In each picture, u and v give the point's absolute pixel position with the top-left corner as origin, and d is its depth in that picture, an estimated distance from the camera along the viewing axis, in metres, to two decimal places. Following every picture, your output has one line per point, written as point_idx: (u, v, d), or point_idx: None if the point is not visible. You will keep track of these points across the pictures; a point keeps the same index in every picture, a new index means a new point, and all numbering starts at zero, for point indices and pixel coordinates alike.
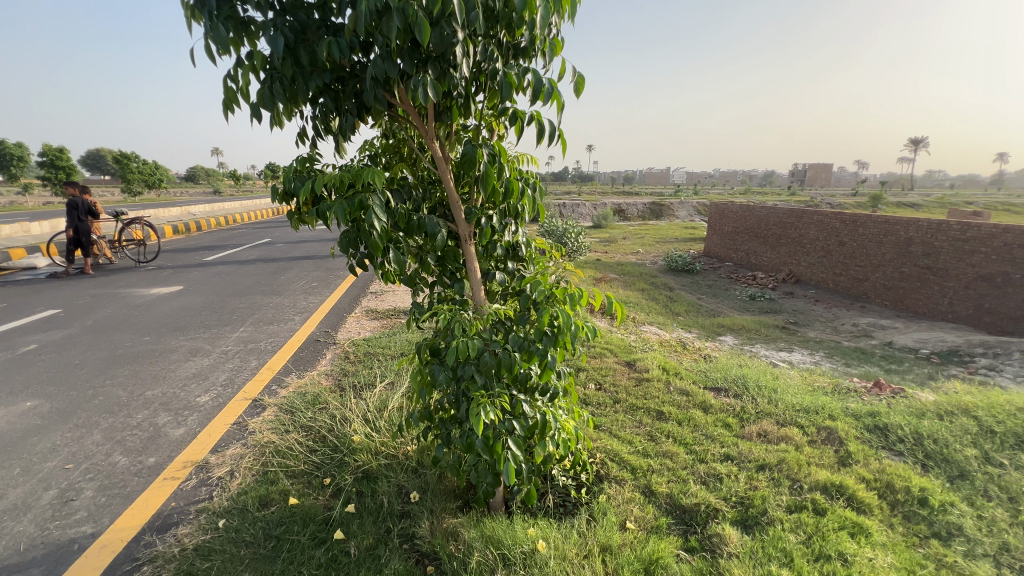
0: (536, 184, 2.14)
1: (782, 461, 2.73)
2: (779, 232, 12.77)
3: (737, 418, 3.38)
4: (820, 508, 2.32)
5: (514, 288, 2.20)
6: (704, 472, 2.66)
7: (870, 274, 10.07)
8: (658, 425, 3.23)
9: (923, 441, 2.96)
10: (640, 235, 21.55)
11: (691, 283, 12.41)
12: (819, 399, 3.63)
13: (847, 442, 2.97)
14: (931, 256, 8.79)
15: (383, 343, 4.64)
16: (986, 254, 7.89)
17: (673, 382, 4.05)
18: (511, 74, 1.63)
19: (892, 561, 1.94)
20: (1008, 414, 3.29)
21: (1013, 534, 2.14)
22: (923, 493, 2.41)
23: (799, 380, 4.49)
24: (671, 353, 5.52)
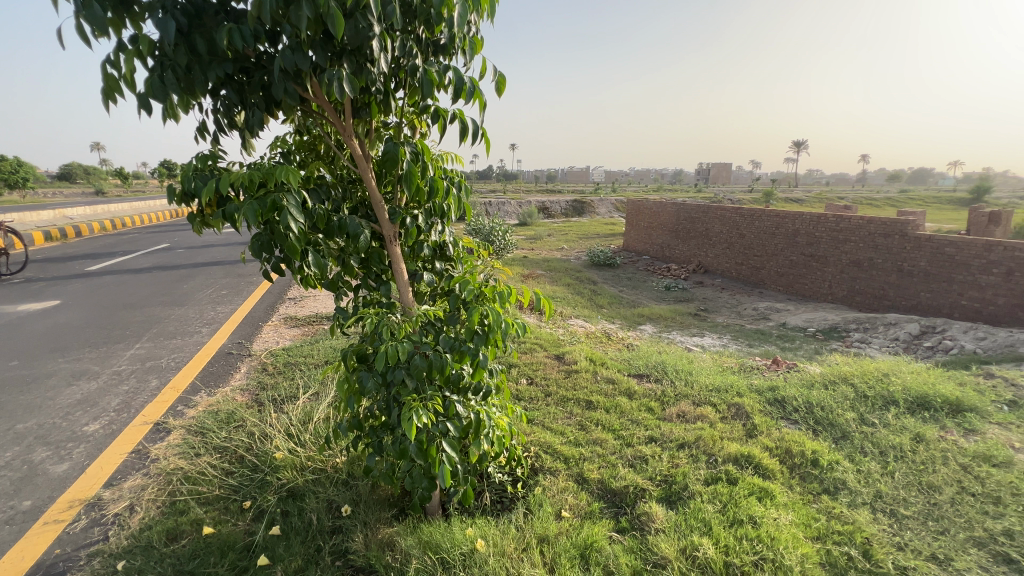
0: (461, 183, 2.13)
1: (699, 438, 2.96)
2: (689, 227, 13.79)
3: (658, 401, 3.61)
4: (733, 478, 2.54)
5: (442, 288, 2.17)
6: (631, 455, 2.81)
7: (765, 263, 11.20)
8: (587, 414, 3.36)
9: (812, 410, 3.36)
10: (564, 231, 22.25)
11: (613, 277, 13.03)
12: (728, 379, 3.98)
13: (753, 415, 3.29)
14: (814, 246, 9.95)
15: (304, 351, 4.37)
16: (856, 242, 9.09)
17: (600, 372, 4.25)
18: (431, 71, 1.60)
19: (792, 518, 2.18)
20: (877, 379, 3.82)
21: (884, 481, 2.49)
22: (815, 455, 2.73)
23: (711, 362, 4.89)
24: (597, 344, 5.77)
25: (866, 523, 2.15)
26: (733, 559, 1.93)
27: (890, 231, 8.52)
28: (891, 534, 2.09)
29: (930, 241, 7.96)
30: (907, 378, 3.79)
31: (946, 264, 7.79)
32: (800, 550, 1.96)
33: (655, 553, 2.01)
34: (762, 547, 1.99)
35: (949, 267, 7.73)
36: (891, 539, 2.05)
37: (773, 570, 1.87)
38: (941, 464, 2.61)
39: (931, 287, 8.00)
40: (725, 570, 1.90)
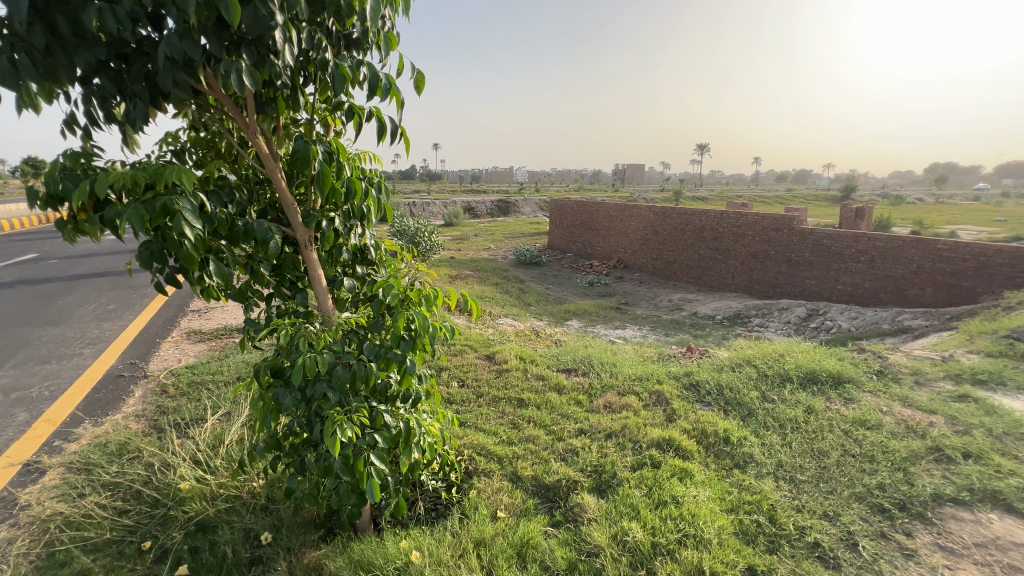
0: (380, 184, 2.05)
1: (625, 427, 3.11)
2: (608, 225, 14.45)
3: (586, 394, 3.74)
4: (656, 462, 2.69)
5: (365, 293, 2.07)
6: (563, 449, 2.88)
7: (677, 257, 12.03)
8: (519, 412, 3.40)
9: (723, 391, 3.65)
10: (490, 231, 22.35)
11: (539, 275, 13.31)
12: (649, 368, 4.22)
13: (672, 401, 3.52)
14: (719, 240, 10.86)
15: (212, 368, 3.99)
16: (753, 236, 10.06)
17: (530, 369, 4.31)
18: (342, 66, 1.52)
19: (709, 494, 2.35)
20: (774, 359, 4.25)
21: (783, 451, 2.77)
22: (727, 433, 2.98)
23: (633, 353, 5.15)
24: (527, 342, 5.86)
25: (771, 491, 2.37)
26: (660, 539, 2.04)
27: (780, 225, 9.52)
28: (791, 498, 2.33)
29: (812, 234, 9.01)
30: (798, 356, 4.26)
31: (825, 254, 8.85)
32: (718, 523, 2.11)
33: (589, 543, 2.07)
34: (684, 524, 2.12)
35: (827, 256, 8.80)
36: (791, 503, 2.29)
37: (696, 544, 2.00)
38: (828, 431, 2.95)
39: (814, 274, 9.06)
40: (653, 551, 1.99)
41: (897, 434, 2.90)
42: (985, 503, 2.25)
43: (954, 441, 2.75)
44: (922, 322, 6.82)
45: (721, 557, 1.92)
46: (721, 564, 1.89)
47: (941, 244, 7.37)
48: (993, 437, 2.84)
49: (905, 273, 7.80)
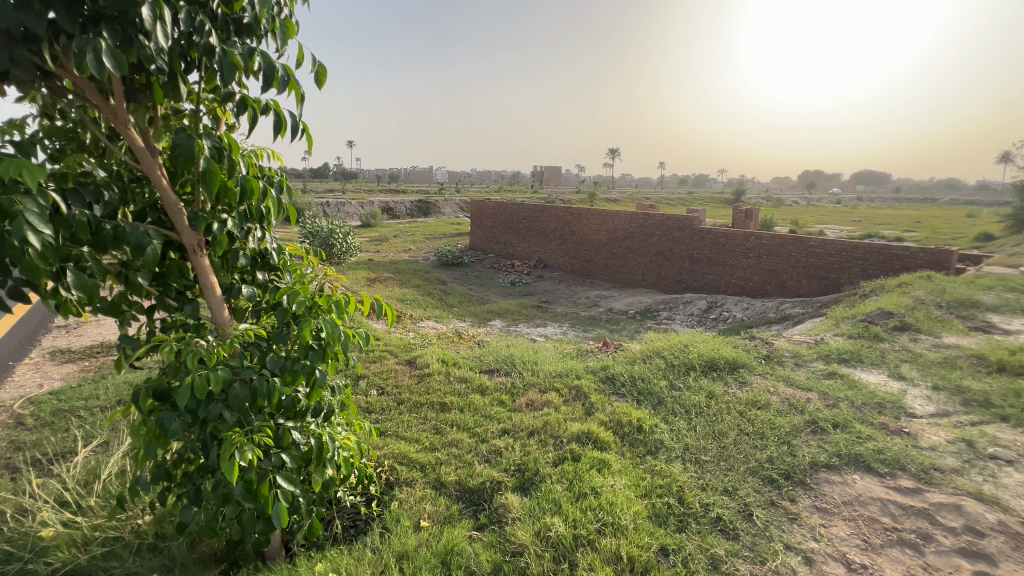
0: (281, 183, 1.89)
1: (546, 423, 3.17)
2: (527, 225, 14.74)
3: (509, 393, 3.78)
4: (576, 455, 2.78)
5: (267, 302, 1.90)
6: (486, 450, 2.88)
7: (593, 256, 12.59)
8: (442, 417, 3.34)
9: (636, 382, 3.87)
10: (410, 232, 21.81)
11: (461, 275, 13.23)
12: (568, 364, 4.36)
13: (589, 395, 3.66)
14: (630, 240, 11.54)
15: (82, 393, 3.46)
16: (660, 235, 10.82)
17: (452, 372, 4.25)
18: (231, 53, 1.37)
19: (625, 482, 2.47)
20: (680, 349, 4.59)
21: (689, 435, 2.99)
22: (640, 422, 3.16)
23: (553, 351, 5.29)
24: (450, 344, 5.79)
25: (679, 474, 2.55)
26: (581, 530, 2.10)
27: (683, 226, 10.33)
28: (696, 478, 2.52)
29: (710, 233, 9.89)
30: (700, 346, 4.64)
31: (721, 251, 9.75)
32: (633, 509, 2.23)
33: (513, 542, 2.08)
34: (602, 513, 2.21)
35: (723, 253, 9.70)
36: (697, 482, 2.48)
37: (614, 532, 2.09)
38: (726, 413, 3.24)
39: (713, 270, 9.93)
40: (575, 543, 2.05)
41: (782, 411, 3.26)
42: (850, 466, 2.60)
43: (825, 414, 3.15)
44: (800, 310, 7.77)
45: (637, 541, 2.02)
46: (637, 548, 1.99)
47: (813, 242, 8.43)
48: (855, 408, 3.29)
49: (785, 268, 8.82)
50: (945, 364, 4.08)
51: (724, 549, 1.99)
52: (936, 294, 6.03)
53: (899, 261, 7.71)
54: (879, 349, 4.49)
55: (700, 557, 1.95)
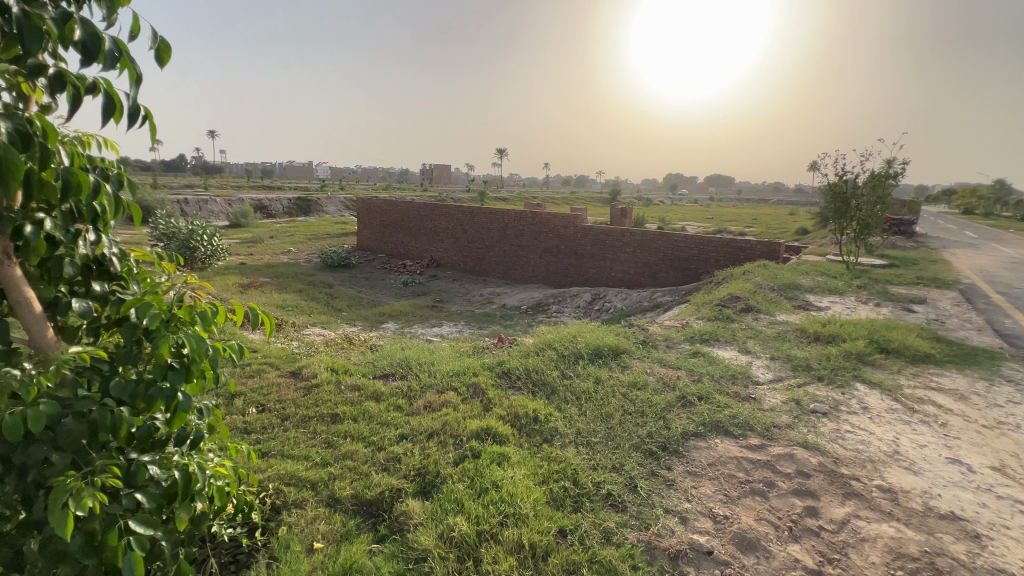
0: (120, 177, 1.61)
1: (445, 424, 3.15)
2: (418, 224, 14.42)
3: (406, 397, 3.67)
4: (476, 452, 2.81)
5: (108, 318, 1.60)
6: (384, 458, 2.77)
7: (485, 254, 12.75)
8: (333, 429, 3.13)
9: (531, 375, 4.02)
10: (289, 233, 20.05)
11: (349, 278, 12.52)
12: (465, 362, 4.38)
13: (487, 391, 3.71)
14: (520, 237, 11.92)
15: None
16: (548, 233, 11.36)
17: (343, 381, 4.01)
18: (37, 17, 1.12)
19: (524, 473, 2.55)
20: (570, 340, 4.87)
21: (580, 420, 3.19)
22: (535, 412, 3.29)
23: (450, 350, 5.26)
24: (339, 351, 5.45)
25: (572, 457, 2.71)
26: (484, 526, 2.12)
27: (567, 224, 10.96)
28: (588, 459, 2.70)
29: (591, 230, 10.64)
30: (587, 336, 4.96)
31: (602, 247, 10.54)
32: (533, 498, 2.31)
33: (416, 549, 2.04)
34: (504, 505, 2.26)
35: (604, 249, 10.51)
36: (588, 463, 2.65)
37: (515, 522, 2.15)
38: (612, 396, 3.52)
39: (595, 265, 10.70)
40: (478, 539, 2.07)
41: (658, 389, 3.63)
42: (712, 432, 2.99)
43: (692, 388, 3.58)
44: (669, 298, 8.72)
45: (538, 528, 2.10)
46: (538, 534, 2.07)
47: (677, 237, 9.52)
48: (714, 381, 3.79)
49: (656, 260, 9.82)
50: (778, 338, 4.89)
51: (614, 521, 2.16)
52: (770, 280, 7.18)
53: (743, 252, 9.01)
54: (731, 329, 5.23)
55: (595, 532, 2.10)
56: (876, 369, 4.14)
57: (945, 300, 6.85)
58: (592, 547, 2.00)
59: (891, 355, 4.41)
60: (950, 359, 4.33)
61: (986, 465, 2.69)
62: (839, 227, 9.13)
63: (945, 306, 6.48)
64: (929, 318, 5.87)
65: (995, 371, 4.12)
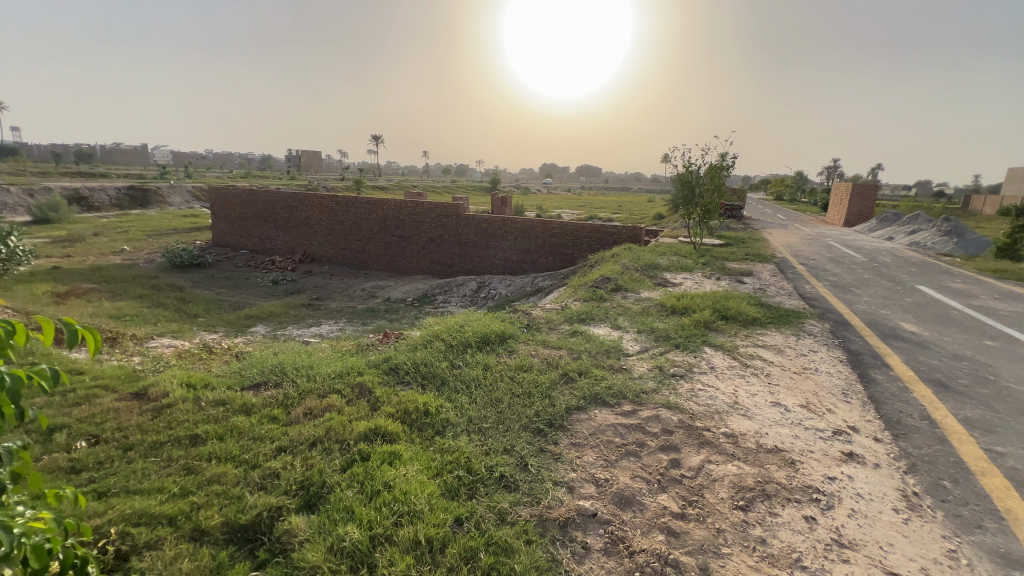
0: None
1: (329, 429, 2.94)
2: (286, 215, 13.14)
3: (282, 407, 3.35)
4: (365, 455, 2.68)
5: None
6: (260, 476, 2.51)
7: (365, 246, 12.13)
8: (193, 452, 2.74)
9: (419, 368, 3.95)
10: (119, 228, 16.88)
11: (203, 279, 10.97)
12: (348, 362, 4.13)
13: (374, 389, 3.55)
14: (401, 228, 11.56)
15: None
16: (430, 222, 11.20)
17: (203, 396, 3.52)
18: None
19: (417, 469, 2.50)
20: (457, 330, 4.87)
21: (471, 408, 3.22)
22: (426, 406, 3.24)
23: (330, 350, 4.93)
24: (196, 362, 4.77)
25: (464, 446, 2.74)
26: (377, 530, 2.05)
27: (450, 213, 10.91)
28: (479, 445, 2.74)
29: (473, 219, 10.74)
30: (473, 325, 5.02)
31: (485, 235, 10.69)
32: (427, 492, 2.28)
33: (302, 568, 1.89)
34: (397, 505, 2.20)
35: (486, 237, 10.68)
36: (480, 449, 2.70)
37: (410, 520, 2.10)
38: (500, 381, 3.61)
39: (479, 253, 10.86)
40: (372, 545, 1.99)
41: (543, 370, 3.82)
42: (593, 404, 3.24)
43: (573, 365, 3.85)
44: (550, 282, 9.20)
45: (433, 521, 2.09)
46: (434, 527, 2.06)
47: (554, 224, 10.04)
48: (592, 357, 4.10)
49: (536, 247, 10.28)
50: (644, 313, 5.46)
51: (508, 501, 2.24)
52: (635, 261, 7.95)
53: (611, 237, 9.83)
54: (604, 307, 5.70)
55: (489, 515, 2.15)
56: (719, 334, 4.86)
57: (765, 271, 8.26)
58: (488, 531, 2.05)
59: (729, 321, 5.20)
60: (770, 321, 5.26)
61: (797, 404, 3.33)
62: (688, 212, 10.43)
63: (766, 277, 7.82)
64: (755, 287, 7.03)
65: (800, 327, 5.10)
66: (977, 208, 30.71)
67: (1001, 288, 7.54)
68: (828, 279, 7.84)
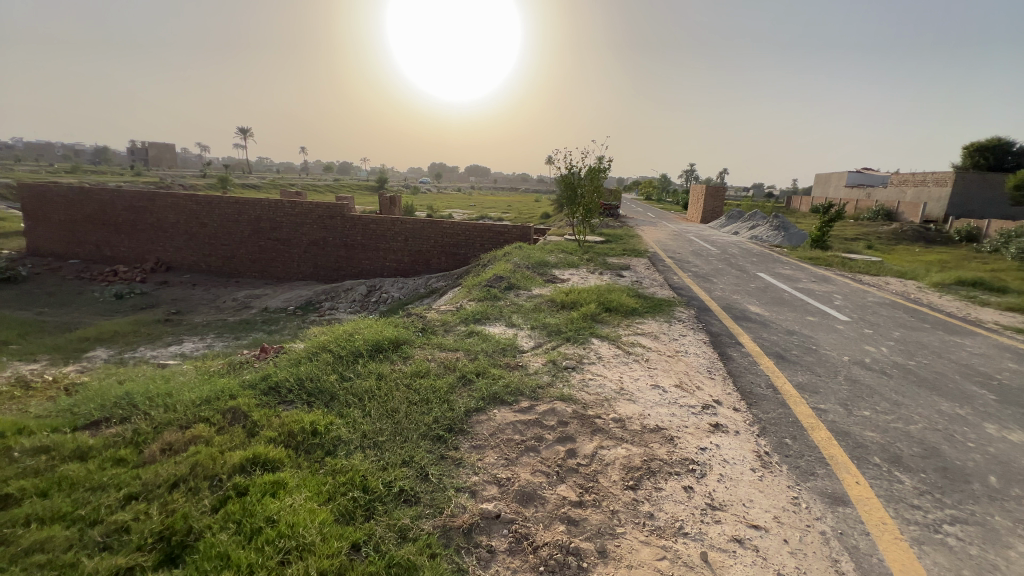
0: None
1: (195, 465, 2.55)
2: (129, 217, 11.21)
3: (130, 447, 2.83)
4: (242, 489, 2.37)
5: None
6: (103, 533, 2.08)
7: (234, 251, 10.85)
8: (2, 518, 2.17)
9: (305, 384, 3.62)
10: None
11: (14, 297, 8.89)
12: (217, 384, 3.63)
13: (251, 413, 3.16)
14: (277, 230, 10.56)
15: None
16: (311, 224, 10.39)
17: (19, 442, 2.83)
18: None
19: (305, 496, 2.28)
20: (347, 339, 4.57)
21: (365, 422, 3.03)
22: (313, 426, 2.97)
23: (194, 372, 4.31)
24: (7, 402, 3.83)
25: (359, 463, 2.56)
26: (260, 573, 1.82)
27: (333, 213, 10.23)
28: (376, 461, 2.59)
29: (360, 220, 10.21)
30: (364, 332, 4.74)
31: (373, 236, 10.24)
32: (318, 521, 2.09)
33: None
34: (283, 542, 1.97)
35: (375, 239, 10.23)
36: (377, 466, 2.54)
37: (299, 556, 1.91)
38: (396, 390, 3.46)
39: (367, 255, 10.36)
40: None
41: (440, 374, 3.74)
42: (491, 404, 3.26)
43: (470, 366, 3.84)
44: (443, 283, 9.10)
45: (326, 552, 1.92)
46: (327, 559, 1.89)
47: (445, 224, 9.94)
48: (489, 357, 4.12)
49: (428, 248, 10.10)
50: (536, 309, 5.64)
51: (409, 517, 2.15)
52: (526, 260, 8.20)
53: (503, 235, 10.00)
54: (498, 306, 5.78)
55: (389, 535, 2.04)
56: (604, 325, 5.21)
57: (641, 265, 9.07)
58: (388, 552, 1.94)
59: (612, 312, 5.61)
60: (646, 310, 5.78)
61: (672, 384, 3.70)
62: (572, 212, 11.05)
63: (641, 270, 8.59)
64: (633, 280, 7.68)
65: (671, 314, 5.68)
66: (796, 208, 37.11)
67: (815, 272, 9.20)
68: (691, 270, 8.85)
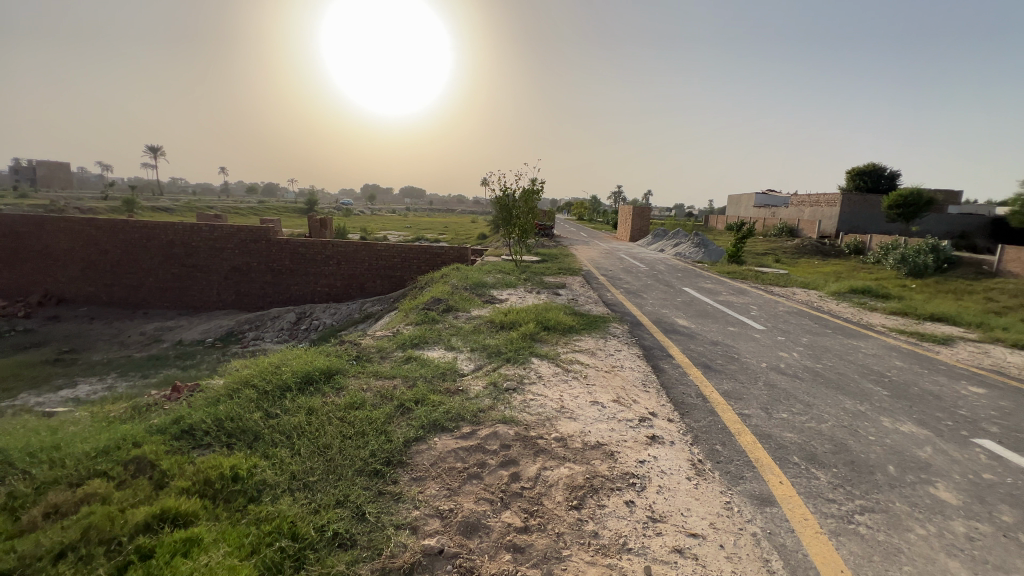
0: None
1: (88, 527, 2.21)
2: (9, 245, 9.84)
3: (4, 516, 2.41)
4: (147, 552, 2.10)
5: None
6: None
7: (141, 280, 9.84)
8: None
9: (225, 425, 3.30)
10: None
11: None
12: (118, 431, 3.22)
13: (159, 461, 2.82)
14: (192, 256, 9.75)
15: None
16: (232, 249, 9.70)
17: None
18: None
19: (224, 551, 2.05)
20: (272, 371, 4.26)
21: (293, 462, 2.81)
22: (233, 470, 2.70)
23: (91, 419, 3.80)
24: None
25: (287, 508, 2.35)
26: None
27: (257, 237, 9.62)
28: (306, 505, 2.39)
29: (287, 244, 9.68)
30: (292, 363, 4.44)
31: (302, 261, 9.74)
32: None
33: None
34: None
35: (304, 263, 9.74)
36: (308, 509, 2.36)
37: None
38: (328, 425, 3.24)
39: (296, 281, 9.82)
40: None
41: (376, 404, 3.57)
42: (431, 432, 3.15)
43: (409, 394, 3.70)
44: (378, 307, 8.82)
45: None
46: None
47: (379, 247, 9.68)
48: (429, 383, 4.00)
49: (362, 271, 9.76)
50: (475, 331, 5.59)
51: (345, 563, 2.00)
52: (463, 281, 8.16)
53: (440, 256, 9.90)
54: (437, 329, 5.66)
55: None
56: (543, 344, 5.26)
57: (576, 283, 9.33)
58: None
59: (550, 331, 5.69)
60: (583, 327, 5.92)
61: (610, 400, 3.79)
62: (508, 233, 11.18)
63: (576, 288, 8.83)
64: (569, 298, 7.86)
65: (607, 330, 5.86)
66: (714, 226, 40.16)
67: (733, 285, 9.95)
68: (623, 287, 9.23)
